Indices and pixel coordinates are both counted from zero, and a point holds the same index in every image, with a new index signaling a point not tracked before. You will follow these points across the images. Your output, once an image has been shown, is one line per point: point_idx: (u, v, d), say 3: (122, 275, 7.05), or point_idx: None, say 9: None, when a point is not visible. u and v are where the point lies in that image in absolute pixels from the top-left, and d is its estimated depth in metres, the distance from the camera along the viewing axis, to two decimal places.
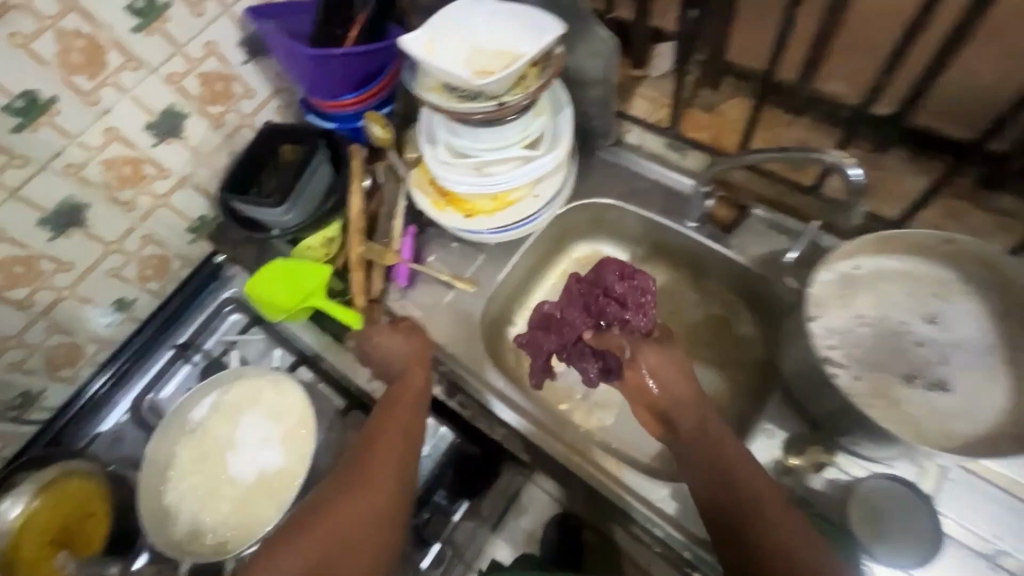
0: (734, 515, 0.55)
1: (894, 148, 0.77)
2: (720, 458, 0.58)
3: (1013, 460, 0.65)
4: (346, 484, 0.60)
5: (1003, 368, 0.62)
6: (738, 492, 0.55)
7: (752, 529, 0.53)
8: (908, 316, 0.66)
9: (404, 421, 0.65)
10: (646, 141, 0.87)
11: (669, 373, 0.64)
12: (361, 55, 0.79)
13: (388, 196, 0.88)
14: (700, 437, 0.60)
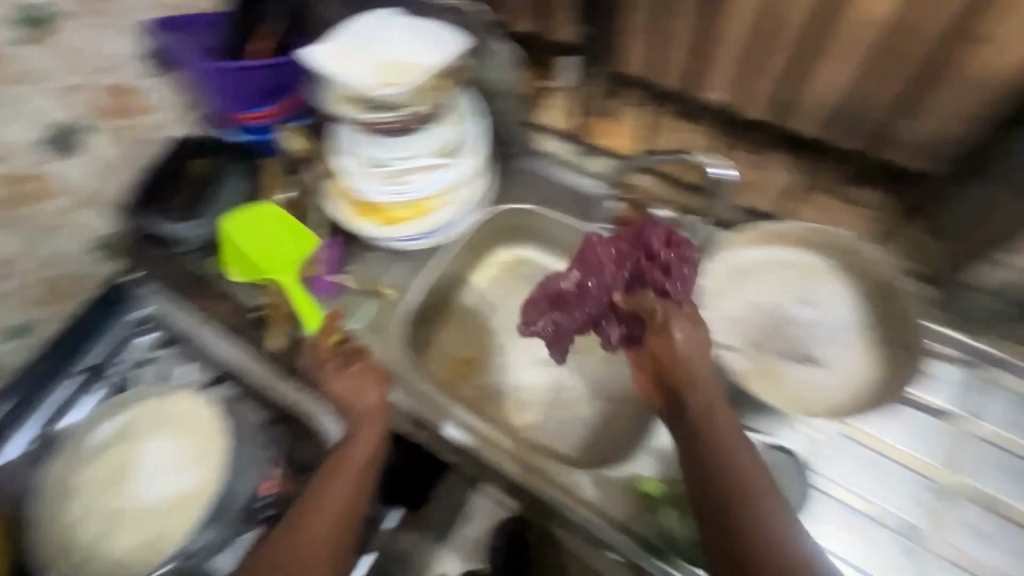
0: (720, 504, 0.53)
1: (770, 150, 0.82)
2: (713, 449, 0.55)
3: (923, 443, 0.66)
4: (306, 502, 0.63)
5: (872, 341, 0.66)
6: (734, 481, 0.53)
7: (738, 520, 0.51)
8: (784, 296, 0.70)
9: (367, 446, 0.67)
10: (559, 149, 0.89)
11: (695, 352, 0.61)
12: (271, 68, 0.83)
13: (307, 207, 0.88)
14: (703, 419, 0.57)
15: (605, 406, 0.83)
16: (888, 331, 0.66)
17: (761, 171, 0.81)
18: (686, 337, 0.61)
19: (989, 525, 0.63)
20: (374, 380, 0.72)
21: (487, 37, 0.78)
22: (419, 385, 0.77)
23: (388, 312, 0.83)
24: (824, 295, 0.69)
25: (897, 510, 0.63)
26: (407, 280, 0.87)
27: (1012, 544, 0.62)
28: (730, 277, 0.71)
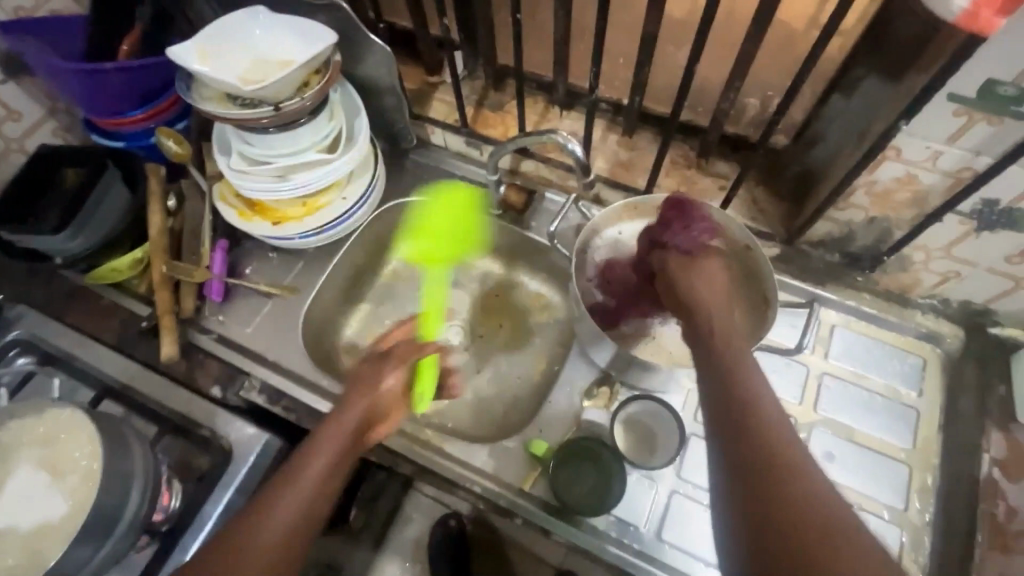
0: (736, 418, 0.47)
1: (641, 129, 0.85)
2: (730, 372, 0.50)
3: (778, 386, 0.74)
4: (255, 509, 0.55)
5: (734, 297, 0.73)
6: (748, 398, 0.48)
7: (761, 440, 0.46)
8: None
9: (332, 450, 0.59)
10: (449, 141, 0.92)
11: (704, 291, 0.59)
12: (138, 71, 0.79)
13: (193, 212, 0.87)
14: (715, 349, 0.53)
15: (509, 382, 0.86)
16: (753, 288, 0.72)
17: (637, 151, 0.84)
18: (697, 279, 0.60)
19: (844, 449, 0.71)
20: (384, 376, 0.66)
21: (359, 32, 0.78)
22: (319, 380, 0.80)
23: (282, 311, 0.84)
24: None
25: None
26: (303, 278, 0.87)
27: (860, 464, 0.70)
28: (602, 248, 0.77)
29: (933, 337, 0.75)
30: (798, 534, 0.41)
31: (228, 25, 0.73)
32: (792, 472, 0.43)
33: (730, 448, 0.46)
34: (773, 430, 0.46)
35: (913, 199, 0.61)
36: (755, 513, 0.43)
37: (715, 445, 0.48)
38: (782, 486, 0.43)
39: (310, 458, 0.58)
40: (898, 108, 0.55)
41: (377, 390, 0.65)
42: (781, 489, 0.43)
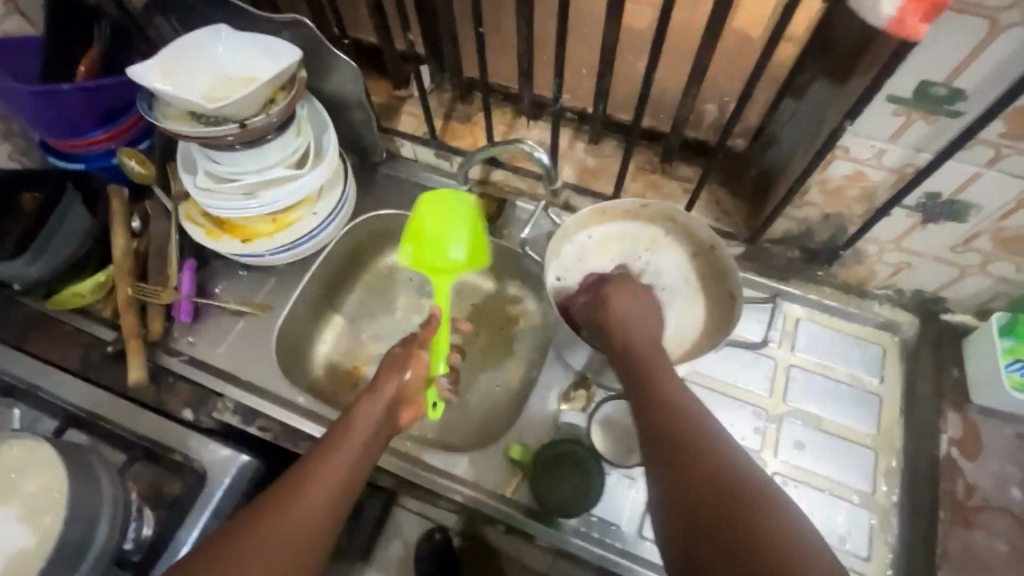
0: (666, 423, 0.54)
1: (606, 136, 0.87)
2: (653, 385, 0.58)
3: (747, 378, 0.77)
4: (293, 480, 0.59)
5: (699, 295, 0.75)
6: (672, 404, 0.55)
7: (690, 437, 0.52)
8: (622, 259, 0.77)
9: (367, 423, 0.65)
10: (419, 153, 0.93)
11: (630, 308, 0.65)
12: (98, 91, 0.78)
13: (157, 231, 0.85)
14: (643, 364, 0.60)
15: (488, 390, 0.86)
16: (715, 286, 0.75)
17: (604, 157, 0.86)
18: (626, 296, 0.67)
19: (814, 439, 0.74)
20: (407, 368, 0.70)
21: (326, 48, 0.78)
22: (294, 398, 0.78)
23: (255, 329, 0.83)
24: (658, 259, 0.77)
25: (739, 439, 0.74)
26: (276, 296, 0.86)
27: (829, 451, 0.73)
28: (572, 249, 0.77)
29: (890, 326, 0.78)
30: (730, 508, 0.47)
31: (189, 44, 0.73)
32: (715, 459, 0.50)
33: (666, 448, 0.52)
34: (698, 427, 0.53)
35: (864, 194, 0.65)
36: (691, 495, 0.49)
37: (650, 445, 0.54)
38: (712, 472, 0.49)
39: (354, 427, 0.64)
40: (843, 110, 0.58)
41: (399, 381, 0.69)
42: (713, 475, 0.49)
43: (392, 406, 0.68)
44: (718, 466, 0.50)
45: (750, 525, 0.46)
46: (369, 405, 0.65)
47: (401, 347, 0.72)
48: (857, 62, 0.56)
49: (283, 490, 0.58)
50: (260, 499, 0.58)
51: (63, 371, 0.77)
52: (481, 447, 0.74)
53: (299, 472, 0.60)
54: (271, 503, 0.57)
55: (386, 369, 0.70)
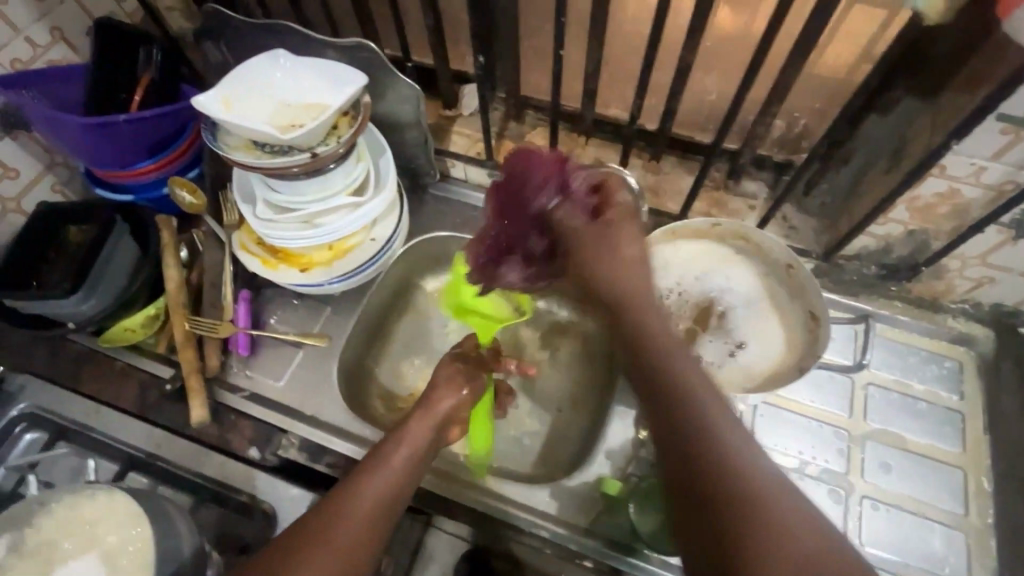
0: (677, 428, 0.46)
1: (667, 154, 0.86)
2: (660, 372, 0.49)
3: (818, 394, 0.75)
4: (332, 506, 0.56)
5: (773, 308, 0.74)
6: (684, 406, 0.47)
7: (706, 446, 0.44)
8: (703, 276, 0.75)
9: (414, 443, 0.63)
10: (470, 174, 0.92)
11: (631, 266, 0.57)
12: (151, 120, 0.75)
13: (211, 262, 0.82)
14: (651, 348, 0.51)
15: (552, 415, 0.84)
16: (797, 303, 0.72)
17: (665, 174, 0.85)
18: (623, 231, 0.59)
19: (898, 460, 0.72)
20: (463, 387, 0.71)
21: (387, 72, 0.76)
22: (362, 433, 0.76)
23: (315, 362, 0.81)
24: (738, 275, 0.75)
25: (822, 462, 0.72)
26: (333, 325, 0.83)
27: (915, 472, 0.71)
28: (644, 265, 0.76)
29: (965, 339, 0.77)
30: (751, 518, 0.41)
31: (251, 72, 0.71)
32: (735, 477, 0.43)
33: (677, 459, 0.45)
34: (712, 420, 0.46)
35: (953, 212, 0.64)
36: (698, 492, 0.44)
37: (662, 449, 0.47)
38: (732, 495, 0.42)
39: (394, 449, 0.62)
40: (946, 130, 0.57)
41: (456, 396, 0.69)
42: (733, 499, 0.42)
43: (444, 423, 0.67)
44: (736, 468, 0.43)
45: (779, 531, 0.40)
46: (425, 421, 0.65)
47: (459, 365, 0.74)
48: (966, 84, 0.54)
49: (316, 523, 0.54)
50: (294, 528, 0.55)
51: (121, 412, 0.76)
52: (561, 479, 0.73)
53: (331, 501, 0.56)
54: (313, 527, 0.54)
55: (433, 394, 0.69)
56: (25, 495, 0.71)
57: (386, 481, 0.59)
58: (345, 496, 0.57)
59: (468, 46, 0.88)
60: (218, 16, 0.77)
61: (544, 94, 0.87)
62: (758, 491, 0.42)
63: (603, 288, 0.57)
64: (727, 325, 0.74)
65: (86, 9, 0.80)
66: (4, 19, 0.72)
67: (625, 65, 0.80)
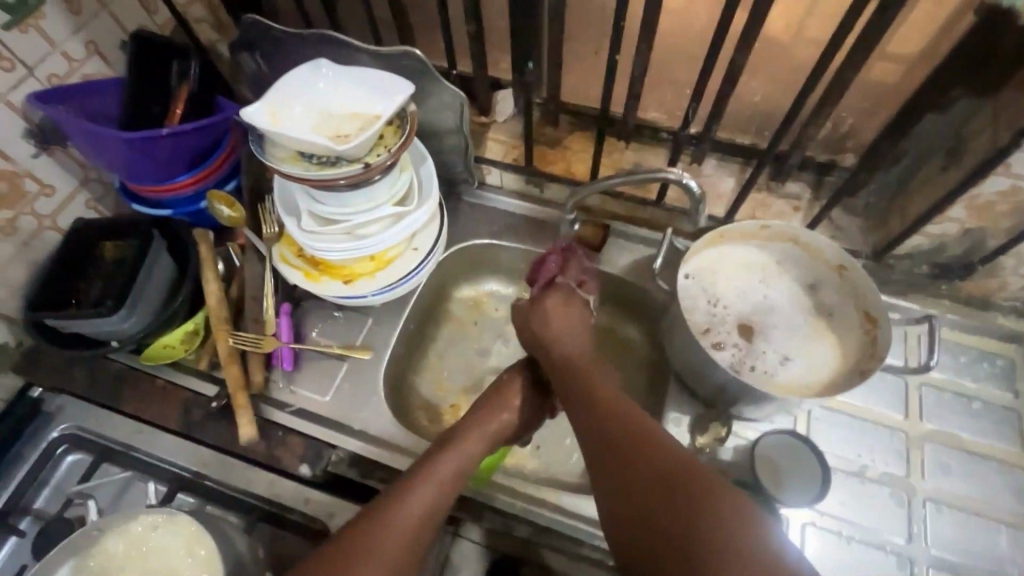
0: (621, 454, 0.57)
1: (707, 157, 0.85)
2: (601, 410, 0.61)
3: (870, 395, 0.75)
4: (379, 509, 0.58)
5: (821, 321, 0.73)
6: (623, 435, 0.58)
7: (646, 464, 0.55)
8: (741, 294, 0.75)
9: (470, 454, 0.65)
10: (506, 180, 0.91)
11: (568, 336, 0.71)
12: (189, 134, 0.74)
13: (251, 275, 0.81)
14: (587, 395, 0.63)
15: None
16: (851, 305, 0.72)
17: (706, 177, 0.85)
18: (559, 315, 0.72)
19: (957, 460, 0.71)
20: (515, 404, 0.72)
21: (430, 80, 0.75)
22: (412, 445, 0.74)
23: (360, 375, 0.79)
24: (771, 291, 0.75)
25: (882, 465, 0.71)
26: (376, 337, 0.82)
27: (975, 472, 0.71)
28: (693, 280, 0.75)
29: (1015, 337, 0.77)
30: (694, 520, 0.50)
31: (295, 82, 0.70)
32: (675, 486, 0.53)
33: (620, 479, 0.56)
34: (645, 443, 0.56)
35: (1013, 209, 0.63)
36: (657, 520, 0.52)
37: (609, 472, 0.57)
38: (671, 500, 0.52)
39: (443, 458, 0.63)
40: (1013, 127, 0.56)
41: (509, 414, 0.70)
42: (672, 502, 0.52)
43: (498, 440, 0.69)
44: (671, 479, 0.53)
45: (720, 528, 0.49)
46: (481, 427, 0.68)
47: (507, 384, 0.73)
48: None
49: (364, 527, 0.57)
50: (337, 534, 0.57)
51: (167, 432, 0.75)
52: None
53: (378, 505, 0.59)
54: (354, 533, 0.56)
55: (487, 411, 0.70)
56: (73, 520, 0.70)
57: (436, 492, 0.60)
58: (392, 504, 0.59)
59: (505, 52, 0.87)
60: (256, 26, 0.75)
61: (582, 99, 0.86)
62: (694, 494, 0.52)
63: (555, 348, 0.70)
64: (771, 336, 0.72)
65: (120, 22, 0.79)
66: (41, 34, 0.70)
67: (668, 69, 0.79)
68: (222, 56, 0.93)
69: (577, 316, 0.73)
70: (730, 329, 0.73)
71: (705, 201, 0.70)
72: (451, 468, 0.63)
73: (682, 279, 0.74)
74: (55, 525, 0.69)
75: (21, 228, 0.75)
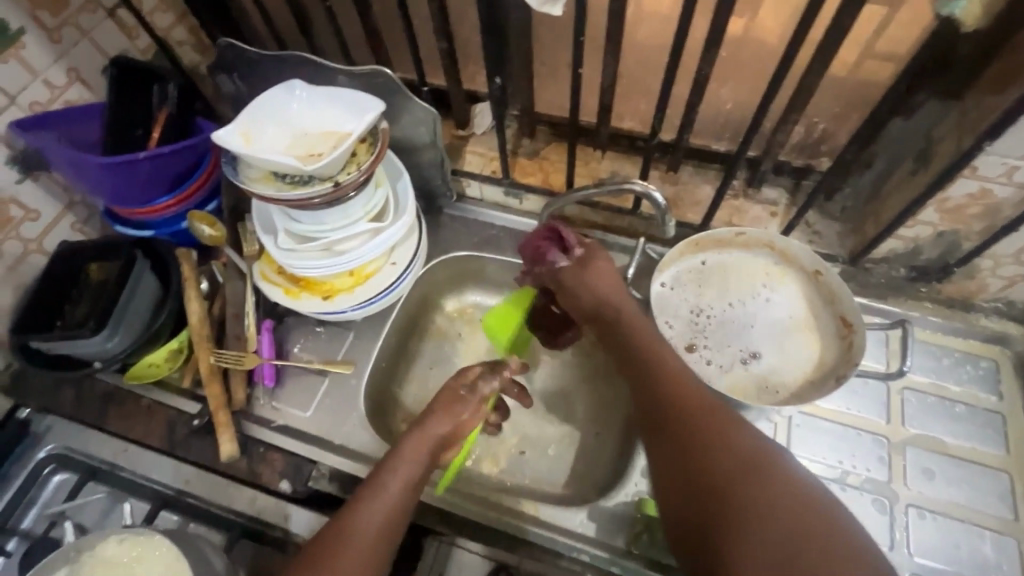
0: (682, 417, 0.57)
1: (683, 165, 0.85)
2: (662, 374, 0.61)
3: (850, 399, 0.74)
4: (332, 536, 0.57)
5: (801, 327, 0.72)
6: (681, 401, 0.58)
7: (709, 430, 0.55)
8: (733, 303, 0.74)
9: (410, 463, 0.63)
10: (485, 192, 0.92)
11: (604, 282, 0.69)
12: (168, 155, 0.76)
13: (232, 294, 0.82)
14: (645, 358, 0.63)
15: (585, 435, 0.81)
16: (827, 310, 0.72)
17: (682, 184, 0.85)
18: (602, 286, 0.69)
19: (941, 466, 0.70)
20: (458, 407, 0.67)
21: (403, 97, 0.76)
22: None
23: (340, 390, 0.80)
24: (775, 297, 0.74)
25: (864, 471, 0.71)
26: (357, 352, 0.83)
27: (960, 478, 0.70)
28: (671, 289, 0.75)
29: (999, 339, 0.75)
30: (765, 492, 0.50)
31: (269, 104, 0.71)
32: (741, 451, 0.53)
33: (679, 440, 0.56)
34: (707, 408, 0.57)
35: (985, 211, 0.63)
36: (713, 487, 0.52)
37: (667, 433, 0.57)
38: (740, 463, 0.52)
39: (367, 510, 0.59)
40: (976, 131, 0.56)
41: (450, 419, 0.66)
42: (738, 466, 0.52)
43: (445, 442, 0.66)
44: (736, 446, 0.54)
45: (789, 505, 0.49)
46: (422, 437, 0.64)
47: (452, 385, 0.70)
48: (999, 86, 0.54)
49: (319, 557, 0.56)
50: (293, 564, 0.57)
51: (151, 451, 0.77)
52: (597, 499, 0.72)
53: (329, 533, 0.58)
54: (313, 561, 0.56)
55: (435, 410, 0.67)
56: (58, 541, 0.72)
57: (388, 503, 0.60)
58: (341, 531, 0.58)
59: (480, 66, 0.87)
60: (233, 49, 0.77)
61: (557, 110, 0.87)
62: (769, 466, 0.52)
63: (584, 293, 0.69)
64: (752, 342, 0.72)
65: (100, 48, 0.80)
66: (21, 63, 0.72)
67: (641, 78, 0.79)
68: (203, 77, 0.94)
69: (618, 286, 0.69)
70: (716, 342, 0.72)
71: (672, 210, 0.70)
72: (400, 478, 0.61)
73: (658, 287, 0.75)
74: (40, 545, 0.71)
75: (6, 252, 0.77)
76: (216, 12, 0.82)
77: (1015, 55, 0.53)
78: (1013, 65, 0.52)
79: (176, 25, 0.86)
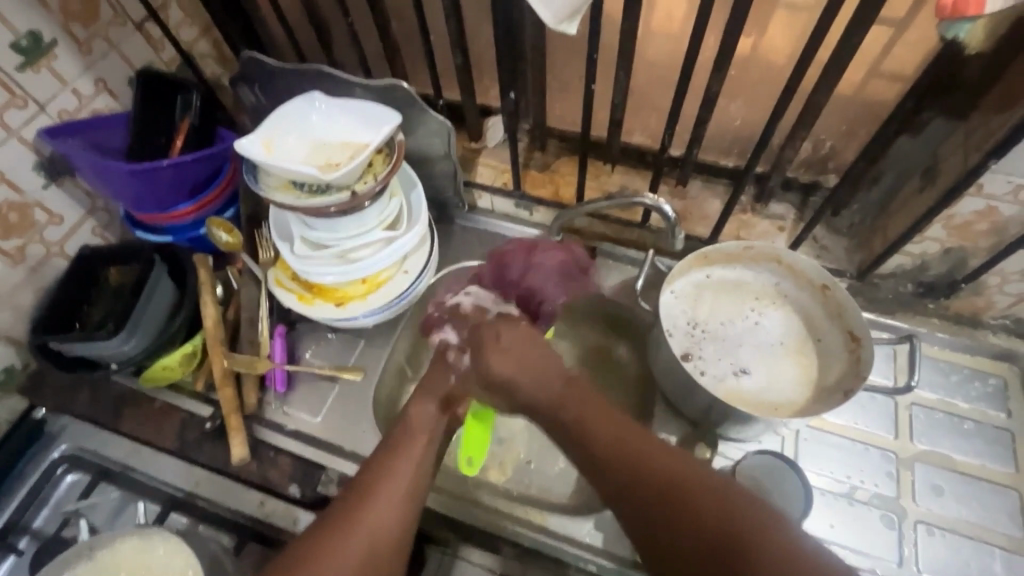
0: (652, 490, 0.55)
1: (692, 179, 0.87)
2: (611, 449, 0.58)
3: (859, 414, 0.74)
4: (361, 491, 0.60)
5: (796, 348, 0.73)
6: (647, 474, 0.56)
7: (682, 492, 0.54)
8: (728, 322, 0.75)
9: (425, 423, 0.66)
10: (496, 204, 0.94)
11: (513, 357, 0.67)
12: (188, 163, 0.78)
13: (247, 299, 0.83)
14: (587, 436, 0.60)
15: None
16: (833, 325, 0.73)
17: (691, 199, 0.86)
18: (516, 368, 0.67)
19: (952, 483, 0.70)
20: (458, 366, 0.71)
21: (419, 111, 0.77)
22: None
23: (351, 397, 0.81)
24: (764, 319, 0.75)
25: (872, 487, 0.70)
26: (368, 358, 0.84)
27: (971, 496, 0.69)
28: (677, 299, 0.76)
29: (1008, 356, 0.75)
30: (754, 542, 0.49)
31: (289, 114, 0.73)
32: (719, 504, 0.52)
33: (658, 512, 0.54)
34: (669, 475, 0.55)
35: (992, 229, 0.64)
36: (708, 547, 0.51)
37: (641, 510, 0.55)
38: (724, 509, 0.52)
39: (393, 470, 0.61)
40: (981, 150, 0.57)
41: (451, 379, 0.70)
42: (722, 517, 0.51)
43: (449, 400, 0.69)
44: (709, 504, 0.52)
45: (782, 550, 0.49)
46: (422, 409, 0.67)
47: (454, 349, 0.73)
48: (1004, 105, 0.55)
49: (345, 515, 0.58)
50: (318, 523, 0.58)
51: (163, 452, 0.78)
52: (604, 508, 0.72)
53: (360, 484, 0.61)
54: (337, 516, 0.58)
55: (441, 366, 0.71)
56: (68, 540, 0.73)
57: (411, 471, 0.62)
58: (371, 490, 0.60)
59: (494, 81, 0.90)
60: (255, 62, 0.79)
61: (568, 125, 0.89)
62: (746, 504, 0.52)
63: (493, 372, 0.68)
64: (744, 359, 0.73)
65: (128, 59, 0.83)
66: (52, 73, 0.75)
67: (651, 95, 0.81)
68: (224, 88, 0.97)
69: (532, 349, 0.68)
70: (710, 355, 0.73)
71: (680, 224, 0.71)
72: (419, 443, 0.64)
73: (668, 296, 0.75)
74: (51, 544, 0.72)
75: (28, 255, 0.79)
76: (240, 26, 0.85)
77: (1017, 78, 0.54)
78: (1016, 88, 0.54)
79: (200, 38, 0.89)
